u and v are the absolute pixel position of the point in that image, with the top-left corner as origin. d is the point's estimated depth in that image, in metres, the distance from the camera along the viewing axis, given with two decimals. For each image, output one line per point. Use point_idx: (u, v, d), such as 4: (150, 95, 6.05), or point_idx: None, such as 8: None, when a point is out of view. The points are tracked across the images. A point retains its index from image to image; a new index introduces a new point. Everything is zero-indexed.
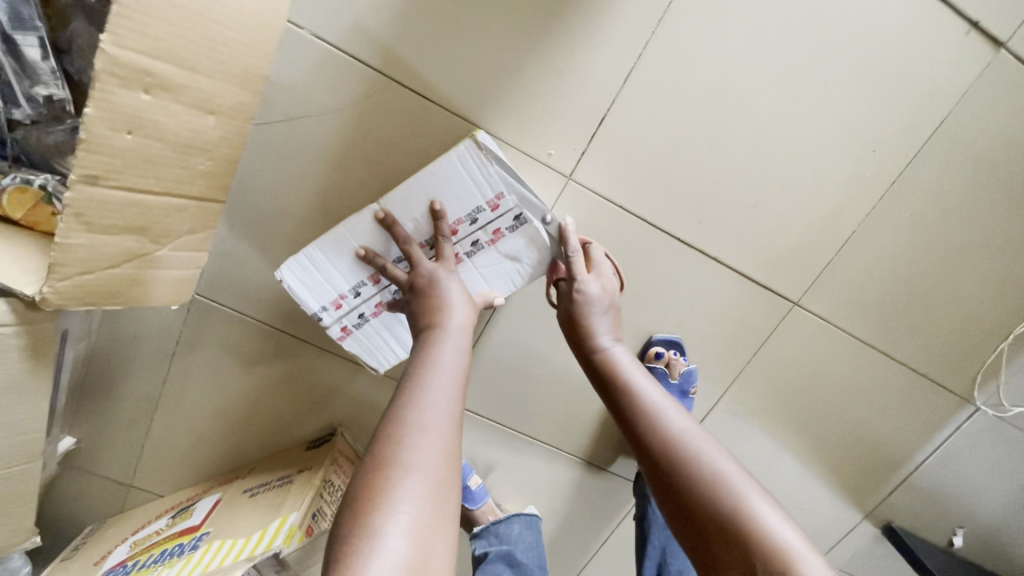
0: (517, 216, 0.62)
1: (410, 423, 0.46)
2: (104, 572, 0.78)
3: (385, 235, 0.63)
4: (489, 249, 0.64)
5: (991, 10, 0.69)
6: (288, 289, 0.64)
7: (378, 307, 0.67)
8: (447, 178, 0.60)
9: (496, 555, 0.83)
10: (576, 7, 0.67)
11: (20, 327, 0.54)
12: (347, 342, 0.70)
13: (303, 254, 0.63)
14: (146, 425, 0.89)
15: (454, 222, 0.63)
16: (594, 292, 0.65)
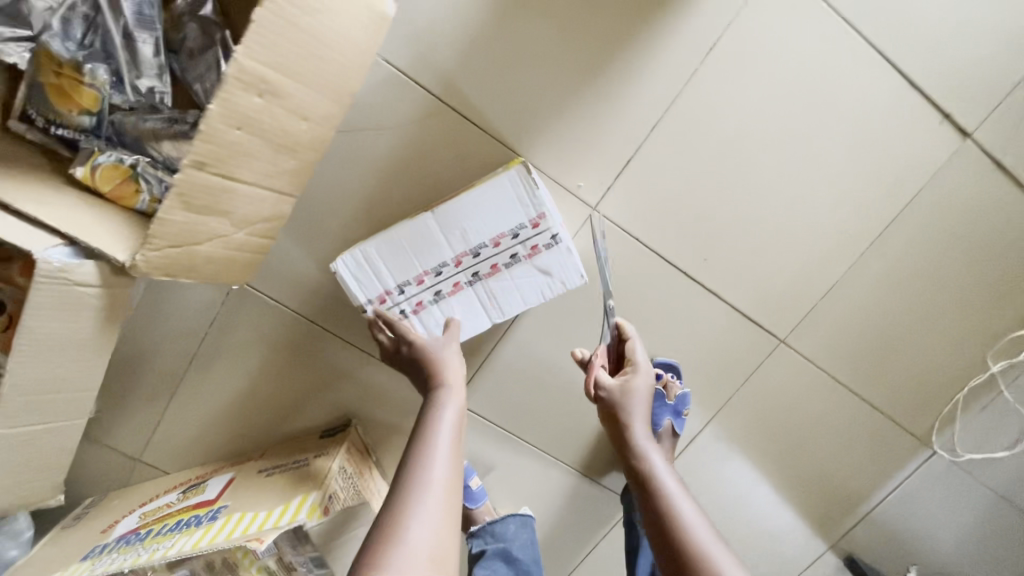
0: (554, 236, 0.70)
1: (417, 484, 0.59)
2: (116, 539, 0.80)
3: (434, 241, 0.70)
4: (525, 262, 0.72)
5: (961, 105, 0.81)
6: (341, 280, 0.71)
7: (418, 305, 0.74)
8: (497, 196, 0.68)
9: (493, 552, 0.89)
10: (614, 63, 0.78)
11: (102, 290, 0.59)
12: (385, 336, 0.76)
13: (359, 250, 0.71)
14: (165, 401, 0.93)
15: (498, 236, 0.70)
16: (637, 388, 0.76)
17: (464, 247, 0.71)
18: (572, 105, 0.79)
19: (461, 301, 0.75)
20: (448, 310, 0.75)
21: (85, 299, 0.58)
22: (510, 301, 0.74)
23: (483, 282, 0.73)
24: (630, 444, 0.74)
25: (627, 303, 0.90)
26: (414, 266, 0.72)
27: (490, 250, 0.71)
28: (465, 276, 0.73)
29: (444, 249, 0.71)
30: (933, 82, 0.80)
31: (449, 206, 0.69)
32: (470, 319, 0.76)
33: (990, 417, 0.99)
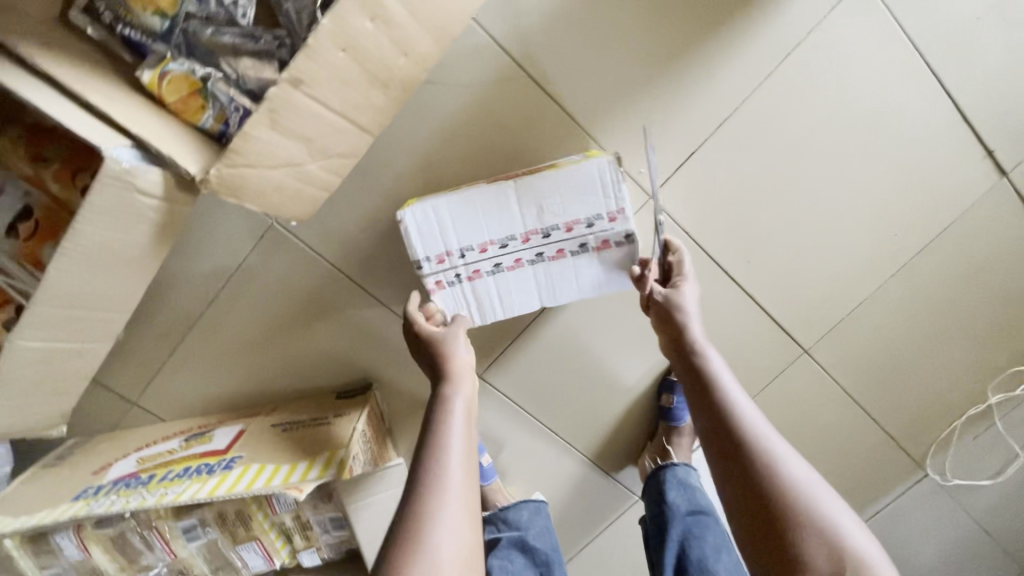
0: (627, 236, 0.71)
1: (433, 482, 0.55)
2: (113, 481, 0.73)
3: (509, 213, 0.70)
4: (591, 253, 0.73)
5: (1004, 144, 0.84)
6: (405, 231, 0.69)
7: (474, 273, 0.73)
8: (582, 182, 0.68)
9: (508, 541, 0.86)
10: (694, 53, 0.78)
11: (161, 203, 0.56)
12: (433, 297, 0.74)
13: (431, 204, 0.69)
14: (175, 342, 0.87)
15: (573, 220, 0.70)
16: (689, 296, 0.73)
17: (537, 225, 0.70)
18: (646, 88, 0.79)
19: (518, 278, 0.74)
20: (503, 284, 0.74)
21: (143, 209, 0.55)
22: (565, 288, 0.75)
23: (544, 263, 0.73)
24: (684, 346, 0.69)
25: None
26: (483, 232, 0.70)
27: (561, 233, 0.71)
28: (529, 254, 0.72)
29: (516, 222, 0.70)
30: (984, 118, 0.83)
31: (534, 182, 0.68)
32: (519, 298, 0.76)
33: (983, 447, 1.03)
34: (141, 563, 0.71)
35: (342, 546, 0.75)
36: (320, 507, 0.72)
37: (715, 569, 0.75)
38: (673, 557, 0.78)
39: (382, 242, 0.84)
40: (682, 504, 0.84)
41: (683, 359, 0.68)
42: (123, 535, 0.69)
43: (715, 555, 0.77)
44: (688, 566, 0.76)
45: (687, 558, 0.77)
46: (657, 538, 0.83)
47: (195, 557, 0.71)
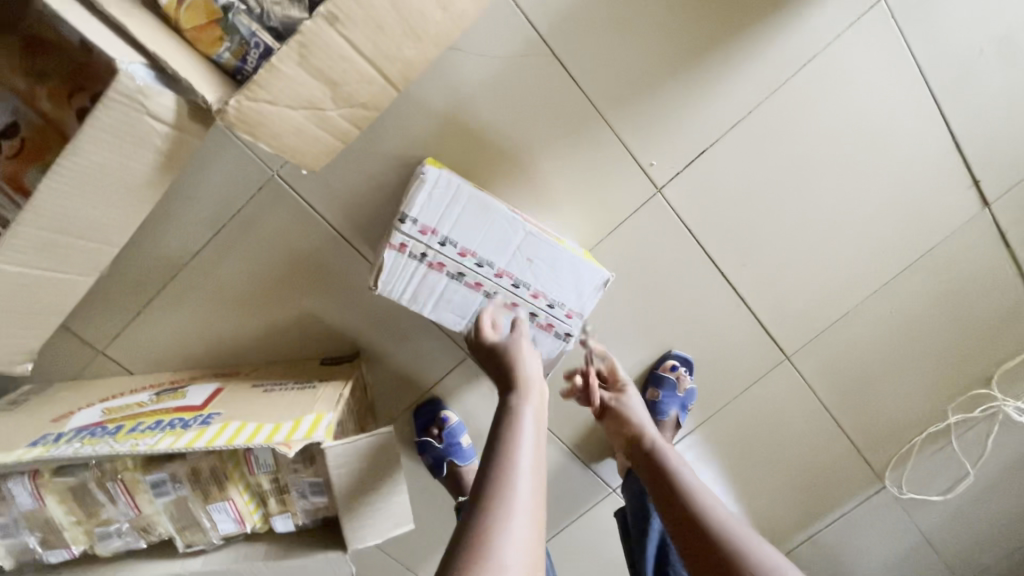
0: (564, 333, 0.78)
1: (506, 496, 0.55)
2: (76, 428, 0.69)
3: (503, 245, 0.72)
4: (531, 325, 0.77)
5: (989, 176, 0.89)
6: (420, 184, 0.68)
7: (437, 264, 0.71)
8: (571, 273, 0.75)
9: None
10: (717, 51, 0.79)
11: (169, 131, 0.53)
12: (389, 252, 0.69)
13: (457, 184, 0.69)
14: (154, 291, 0.82)
15: (541, 292, 0.75)
16: (634, 401, 0.87)
17: (514, 273, 0.73)
18: (667, 80, 0.80)
19: (464, 299, 0.74)
20: (448, 296, 0.73)
21: (149, 135, 0.52)
22: None
23: (494, 304, 0.74)
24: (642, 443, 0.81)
25: (661, 290, 0.91)
26: (473, 241, 0.71)
27: (524, 293, 0.75)
28: (490, 287, 0.73)
29: (503, 256, 0.73)
30: (974, 149, 0.87)
31: (543, 244, 0.73)
32: (449, 314, 0.74)
33: (938, 465, 1.08)
34: (102, 517, 0.67)
35: (318, 513, 0.71)
36: (300, 475, 0.67)
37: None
38: (655, 548, 0.82)
39: (385, 208, 0.81)
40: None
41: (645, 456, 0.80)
42: (85, 485, 0.65)
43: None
44: (670, 558, 0.81)
45: (670, 549, 0.81)
46: (637, 528, 0.85)
47: (161, 515, 0.67)
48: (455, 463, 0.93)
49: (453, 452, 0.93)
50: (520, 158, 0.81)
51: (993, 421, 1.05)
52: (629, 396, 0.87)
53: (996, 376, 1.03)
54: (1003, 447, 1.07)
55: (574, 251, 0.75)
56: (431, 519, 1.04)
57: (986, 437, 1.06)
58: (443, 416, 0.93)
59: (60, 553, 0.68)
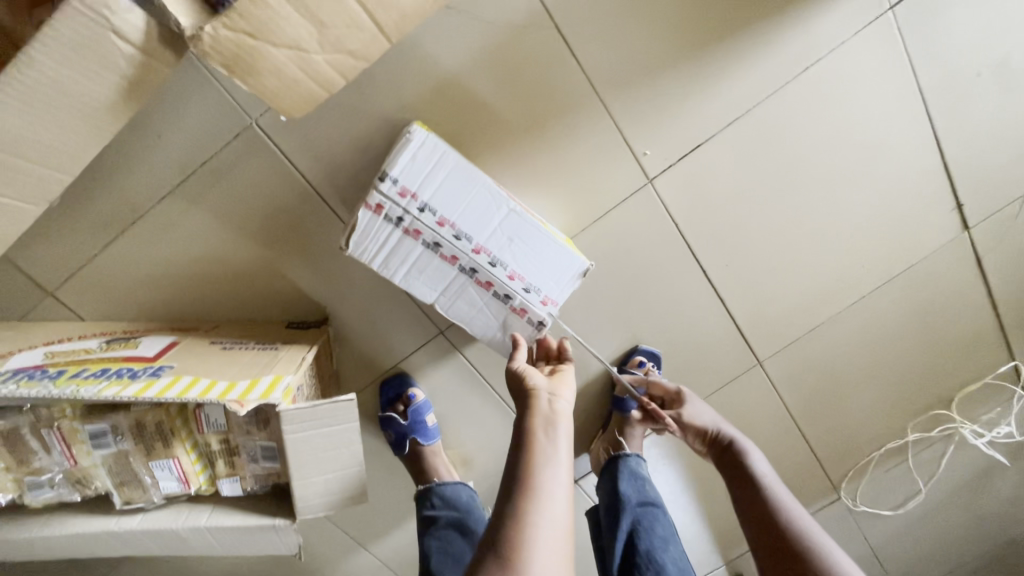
0: (537, 322, 0.75)
1: (525, 514, 0.55)
2: (14, 370, 0.64)
3: (484, 220, 0.70)
4: (506, 307, 0.74)
5: (972, 201, 0.90)
6: (406, 144, 0.66)
7: (416, 231, 0.68)
8: (551, 257, 0.73)
9: (446, 521, 0.86)
10: (722, 45, 0.78)
11: (137, 54, 0.48)
12: (365, 211, 0.66)
13: (444, 148, 0.67)
14: (113, 234, 0.78)
15: (520, 275, 0.72)
16: (693, 411, 0.84)
17: (493, 251, 0.71)
18: (669, 70, 0.78)
19: (437, 271, 0.71)
20: (421, 265, 0.70)
21: (114, 55, 0.47)
22: (460, 310, 0.74)
23: (468, 280, 0.72)
24: (714, 441, 0.81)
25: (642, 284, 0.90)
26: (454, 212, 0.69)
27: (501, 273, 0.71)
28: (466, 262, 0.70)
29: (483, 231, 0.70)
30: (961, 172, 0.88)
31: (527, 223, 0.71)
32: (420, 284, 0.72)
33: (893, 480, 1.10)
34: (33, 466, 0.62)
35: (270, 480, 0.68)
36: (251, 438, 0.64)
37: (661, 560, 0.75)
38: (623, 547, 0.79)
39: (367, 170, 0.78)
40: (633, 495, 0.84)
41: (718, 453, 0.80)
42: (17, 432, 0.60)
43: (662, 546, 0.78)
44: (637, 558, 0.76)
45: (636, 548, 0.78)
46: (607, 528, 0.83)
47: (99, 468, 0.63)
48: (418, 442, 0.91)
49: (416, 431, 0.91)
50: (512, 134, 0.79)
51: (949, 441, 1.07)
52: (689, 408, 0.85)
53: (956, 398, 1.05)
54: (956, 468, 1.09)
55: (558, 238, 0.74)
56: (388, 496, 1.02)
57: (941, 457, 1.09)
58: (410, 393, 0.90)
59: None
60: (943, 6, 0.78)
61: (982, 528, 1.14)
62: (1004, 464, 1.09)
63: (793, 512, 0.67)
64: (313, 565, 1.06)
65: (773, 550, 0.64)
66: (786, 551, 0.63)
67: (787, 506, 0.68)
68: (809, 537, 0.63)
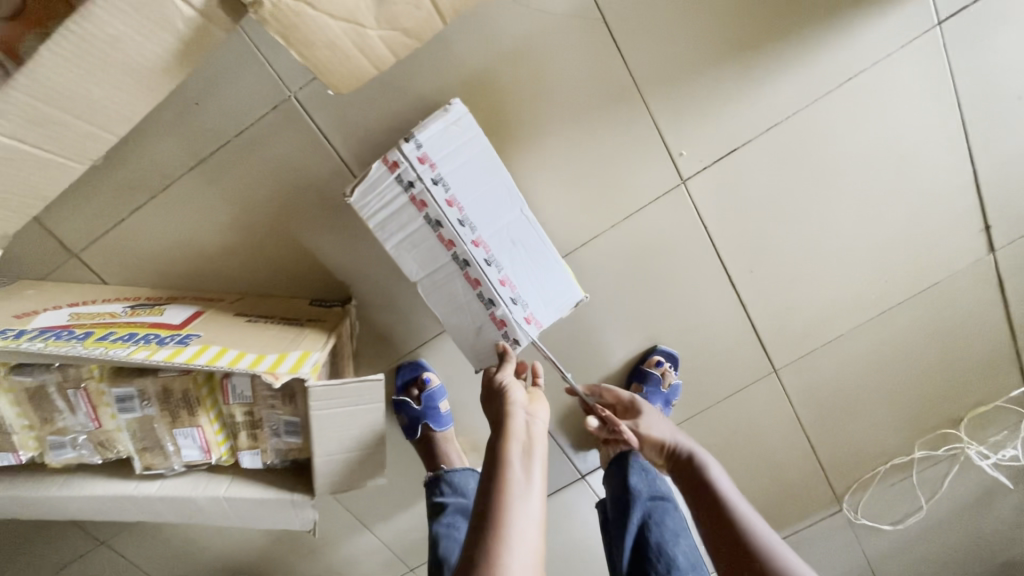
0: (513, 338, 0.75)
1: (500, 538, 0.55)
2: (41, 329, 0.64)
3: (493, 216, 0.70)
4: (486, 310, 0.73)
5: (1000, 224, 0.90)
6: (444, 114, 0.65)
7: (421, 202, 0.67)
8: (546, 276, 0.75)
9: (454, 508, 0.86)
10: (767, 49, 0.77)
11: (195, 16, 0.47)
12: (378, 163, 0.65)
13: (477, 132, 0.66)
14: (142, 199, 0.77)
15: (510, 283, 0.73)
16: (647, 422, 0.84)
17: (491, 250, 0.71)
18: (712, 70, 0.77)
19: (433, 251, 0.70)
20: (417, 238, 0.69)
21: (172, 16, 0.46)
22: (436, 296, 0.73)
23: (458, 270, 0.71)
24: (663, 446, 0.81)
25: (666, 285, 0.90)
26: (465, 198, 0.68)
27: (493, 274, 0.71)
28: (462, 251, 0.69)
29: (488, 227, 0.70)
30: (991, 194, 0.88)
31: (533, 236, 0.72)
32: (411, 259, 0.70)
33: (895, 496, 1.11)
34: (57, 426, 0.62)
35: (289, 455, 0.67)
36: (275, 413, 0.64)
37: (673, 553, 0.77)
38: (634, 540, 0.80)
39: None
40: (643, 489, 0.83)
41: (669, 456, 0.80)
42: (43, 390, 0.60)
43: (673, 539, 0.79)
44: (649, 552, 0.77)
45: (648, 542, 0.79)
46: (616, 521, 0.83)
47: (123, 432, 0.63)
48: (431, 427, 0.91)
49: (430, 416, 0.91)
50: (549, 125, 0.78)
51: (953, 461, 1.08)
52: (642, 421, 0.84)
53: (965, 418, 1.05)
54: (958, 488, 1.10)
55: (556, 264, 0.75)
56: (396, 479, 1.02)
57: (944, 476, 1.09)
58: (424, 378, 0.90)
59: (4, 457, 0.63)
60: (991, 26, 0.78)
61: (979, 548, 1.15)
62: (1007, 487, 1.10)
63: (739, 506, 0.68)
64: (316, 543, 1.07)
65: (724, 548, 0.65)
66: (744, 556, 0.62)
67: (735, 498, 0.70)
68: (754, 527, 0.65)
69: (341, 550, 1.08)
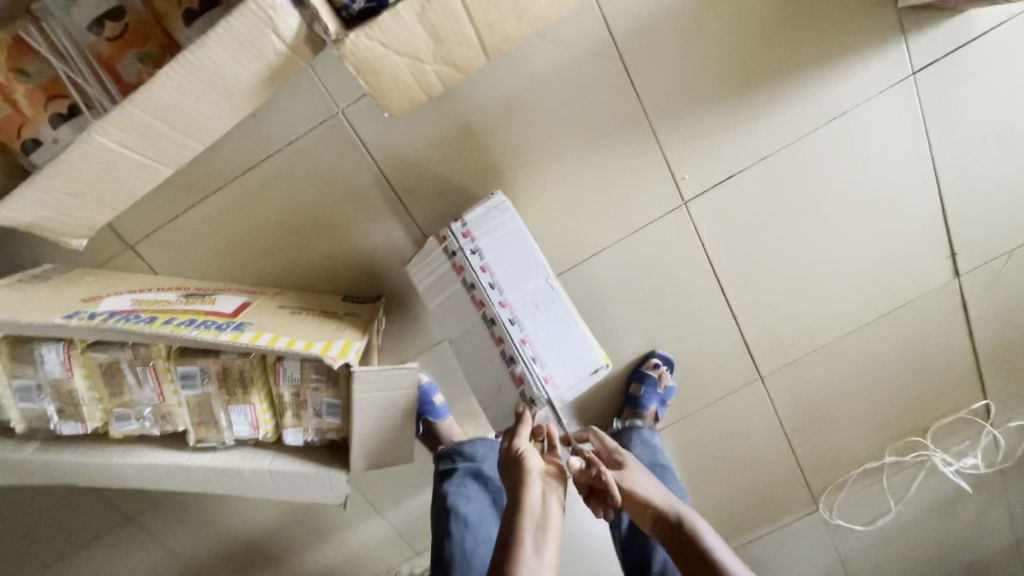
0: (531, 398, 0.77)
1: None
2: (110, 311, 0.71)
3: (520, 281, 0.79)
4: (508, 368, 0.78)
5: (965, 252, 1.01)
6: (489, 206, 0.80)
7: (459, 267, 0.78)
8: (567, 339, 0.80)
9: (463, 472, 0.94)
10: (763, 89, 0.87)
11: (285, 49, 0.55)
12: (432, 241, 0.80)
13: (512, 214, 0.80)
14: (196, 197, 0.84)
15: (532, 343, 0.78)
16: (632, 477, 0.84)
17: (516, 311, 0.78)
18: (714, 105, 0.87)
19: (466, 310, 0.79)
20: (455, 298, 0.80)
21: (267, 49, 0.54)
22: (467, 354, 0.81)
23: (486, 329, 0.78)
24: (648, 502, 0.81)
25: (665, 295, 0.99)
26: (497, 265, 0.78)
27: (515, 333, 0.78)
28: (490, 311, 0.78)
29: (515, 291, 0.79)
30: (957, 224, 0.99)
31: (555, 301, 0.80)
32: (447, 317, 0.80)
33: (867, 497, 1.20)
34: (125, 399, 0.69)
35: (328, 434, 0.75)
36: (318, 394, 0.72)
37: None
38: None
39: (435, 166, 0.86)
40: (645, 457, 0.99)
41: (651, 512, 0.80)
42: (116, 365, 0.68)
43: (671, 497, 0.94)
44: None
45: None
46: None
47: (183, 406, 0.70)
48: (430, 420, 0.99)
49: (427, 411, 0.99)
50: (568, 147, 0.87)
51: (920, 467, 1.18)
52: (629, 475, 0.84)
53: (932, 428, 1.15)
54: (923, 491, 1.20)
55: (575, 328, 0.80)
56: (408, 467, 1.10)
57: (911, 480, 1.19)
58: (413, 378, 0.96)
59: (74, 426, 0.70)
60: (959, 78, 0.89)
61: (941, 549, 1.25)
62: (967, 492, 1.20)
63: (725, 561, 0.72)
64: (328, 522, 1.14)
65: None
66: None
67: (719, 554, 0.73)
68: None
69: (352, 533, 1.15)
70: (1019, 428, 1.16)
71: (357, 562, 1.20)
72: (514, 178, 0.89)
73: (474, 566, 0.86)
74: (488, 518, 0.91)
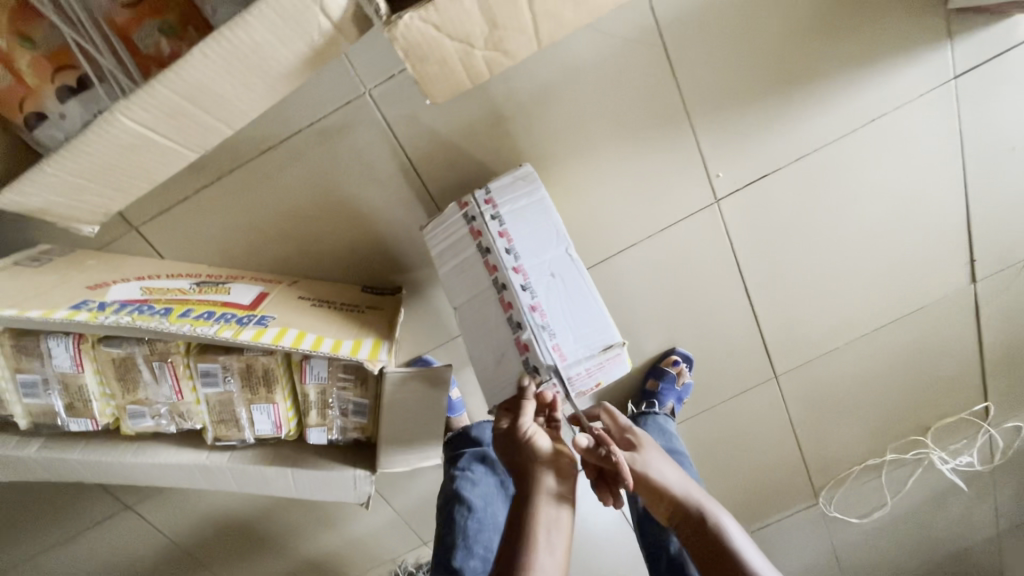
0: (535, 367, 0.67)
1: None
2: (120, 301, 0.66)
3: (537, 248, 0.72)
4: (514, 335, 0.68)
5: (983, 258, 1.01)
6: (516, 175, 0.76)
7: (477, 230, 0.73)
8: (582, 311, 0.71)
9: (471, 456, 0.93)
10: (804, 86, 0.84)
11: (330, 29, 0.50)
12: (451, 207, 0.76)
13: (537, 185, 0.76)
14: (207, 177, 0.79)
15: (543, 311, 0.69)
16: (647, 458, 0.77)
17: (529, 278, 0.71)
18: (753, 101, 0.84)
19: (478, 276, 0.72)
20: (469, 264, 0.73)
21: (312, 28, 0.49)
22: (472, 322, 0.73)
23: (495, 294, 0.71)
24: (664, 486, 0.75)
25: (689, 293, 0.98)
26: (517, 232, 0.73)
27: (526, 299, 0.69)
28: (501, 276, 0.70)
29: (531, 258, 0.72)
30: (979, 231, 0.99)
31: (573, 272, 0.72)
32: (458, 285, 0.74)
33: (865, 492, 1.24)
34: (139, 395, 0.65)
35: (354, 433, 0.72)
36: (345, 393, 0.69)
37: None
38: None
39: (465, 153, 0.82)
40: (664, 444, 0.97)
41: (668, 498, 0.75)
42: (130, 360, 0.64)
43: None
44: None
45: None
46: None
47: (202, 404, 0.67)
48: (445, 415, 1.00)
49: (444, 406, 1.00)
50: (602, 139, 0.84)
51: (918, 464, 1.21)
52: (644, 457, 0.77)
53: (933, 427, 1.18)
54: (919, 487, 1.24)
55: (592, 300, 0.72)
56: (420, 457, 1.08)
57: (909, 476, 1.23)
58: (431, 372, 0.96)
59: (84, 422, 0.66)
60: (997, 83, 0.87)
61: (932, 541, 1.29)
62: (960, 488, 1.24)
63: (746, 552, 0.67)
64: (334, 511, 1.12)
65: None
66: None
67: (741, 544, 0.68)
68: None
69: (360, 522, 1.14)
70: (1016, 429, 1.19)
71: (362, 549, 1.19)
72: (546, 169, 0.85)
73: (476, 550, 0.84)
74: (493, 501, 0.90)
